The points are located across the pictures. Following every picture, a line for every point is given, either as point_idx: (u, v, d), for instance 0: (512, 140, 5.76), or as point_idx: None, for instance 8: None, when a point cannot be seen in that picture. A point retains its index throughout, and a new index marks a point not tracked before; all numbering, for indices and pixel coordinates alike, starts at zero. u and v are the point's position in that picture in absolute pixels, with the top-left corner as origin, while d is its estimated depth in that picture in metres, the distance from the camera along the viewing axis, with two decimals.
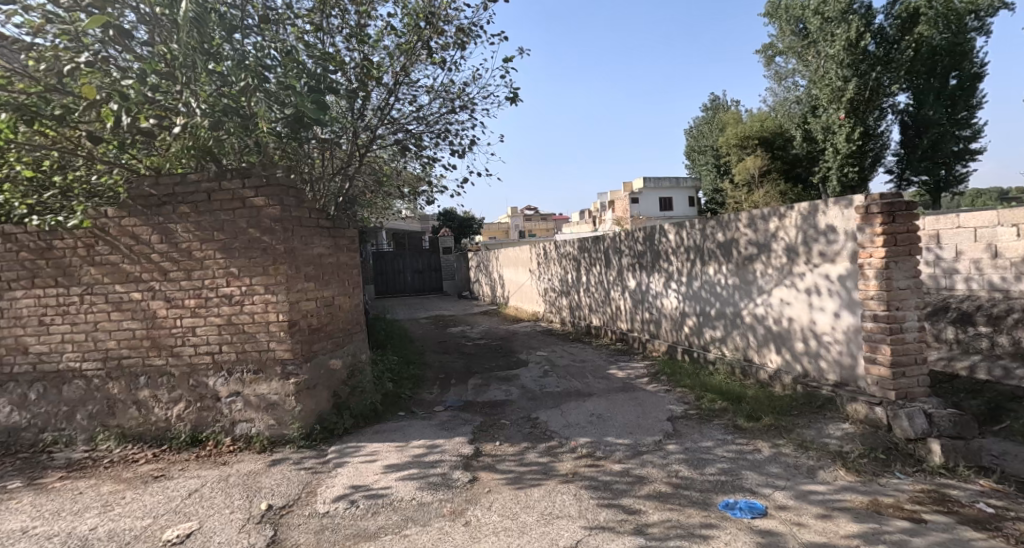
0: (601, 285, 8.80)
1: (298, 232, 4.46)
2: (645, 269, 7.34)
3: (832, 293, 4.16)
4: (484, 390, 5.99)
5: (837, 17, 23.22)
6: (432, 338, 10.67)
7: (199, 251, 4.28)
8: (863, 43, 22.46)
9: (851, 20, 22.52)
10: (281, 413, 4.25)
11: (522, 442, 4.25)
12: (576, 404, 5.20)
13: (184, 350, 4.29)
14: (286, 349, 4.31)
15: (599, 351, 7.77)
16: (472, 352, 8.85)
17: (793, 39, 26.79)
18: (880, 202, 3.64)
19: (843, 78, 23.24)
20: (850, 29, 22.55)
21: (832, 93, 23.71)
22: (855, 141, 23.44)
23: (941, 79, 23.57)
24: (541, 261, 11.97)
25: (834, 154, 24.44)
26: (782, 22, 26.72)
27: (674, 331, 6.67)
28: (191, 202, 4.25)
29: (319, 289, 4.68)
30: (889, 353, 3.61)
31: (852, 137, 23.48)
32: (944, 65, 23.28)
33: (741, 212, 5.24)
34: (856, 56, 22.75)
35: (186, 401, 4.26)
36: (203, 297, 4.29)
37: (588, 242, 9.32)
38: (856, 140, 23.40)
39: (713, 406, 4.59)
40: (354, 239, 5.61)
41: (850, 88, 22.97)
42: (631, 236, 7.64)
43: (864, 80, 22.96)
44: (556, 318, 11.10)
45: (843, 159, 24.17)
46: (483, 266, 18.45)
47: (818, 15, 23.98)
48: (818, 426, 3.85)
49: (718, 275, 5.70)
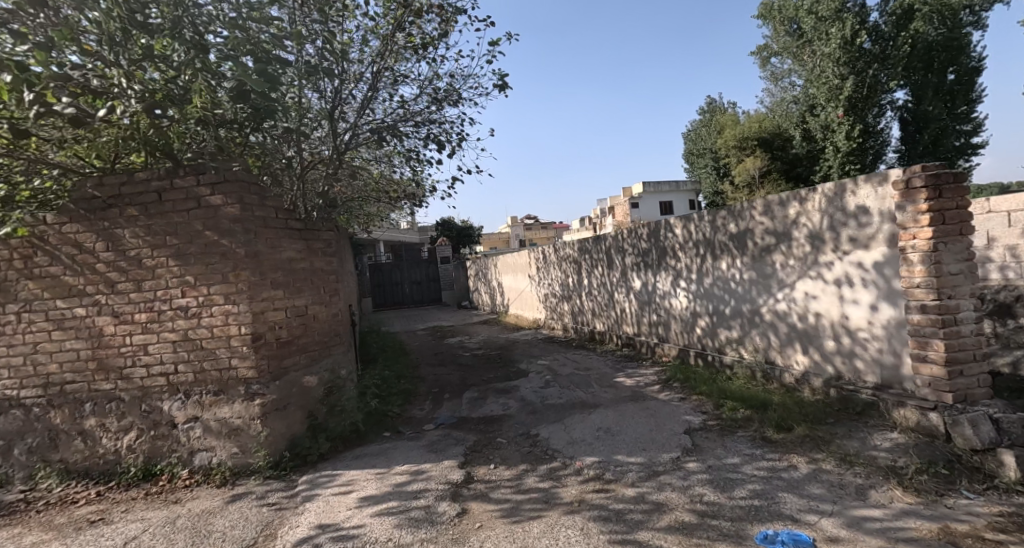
0: (603, 288, 8.31)
1: (263, 234, 3.99)
2: (651, 268, 6.84)
3: (867, 284, 3.65)
4: (479, 405, 5.46)
5: (831, 16, 22.88)
6: (427, 350, 10.16)
7: (150, 258, 3.81)
8: (859, 41, 22.13)
9: (845, 17, 22.27)
10: (245, 440, 3.75)
11: (520, 464, 3.72)
12: (581, 417, 4.67)
13: (135, 372, 3.81)
14: (250, 366, 3.82)
15: (605, 358, 7.24)
16: (468, 363, 8.33)
17: (787, 39, 26.55)
18: (924, 174, 3.14)
19: (841, 76, 22.90)
20: (844, 26, 22.28)
21: (829, 91, 23.39)
22: (855, 139, 22.98)
23: (939, 74, 23.21)
24: (540, 266, 11.50)
25: (834, 152, 23.99)
26: (777, 23, 26.51)
27: (685, 334, 6.15)
28: (140, 204, 3.79)
29: (289, 298, 4.19)
30: (942, 349, 3.10)
31: (852, 135, 23.03)
32: (942, 60, 22.94)
33: (755, 199, 4.76)
34: (852, 54, 22.42)
35: (137, 430, 3.77)
36: (155, 311, 3.81)
37: (588, 243, 8.84)
38: (856, 137, 22.96)
39: (735, 416, 4.06)
40: (332, 243, 5.15)
41: (848, 85, 22.59)
42: (633, 233, 7.16)
43: (860, 77, 22.67)
44: (558, 324, 10.58)
45: (843, 157, 23.73)
46: (482, 275, 17.98)
47: (812, 14, 23.68)
48: (861, 436, 3.32)
49: (731, 269, 5.19)
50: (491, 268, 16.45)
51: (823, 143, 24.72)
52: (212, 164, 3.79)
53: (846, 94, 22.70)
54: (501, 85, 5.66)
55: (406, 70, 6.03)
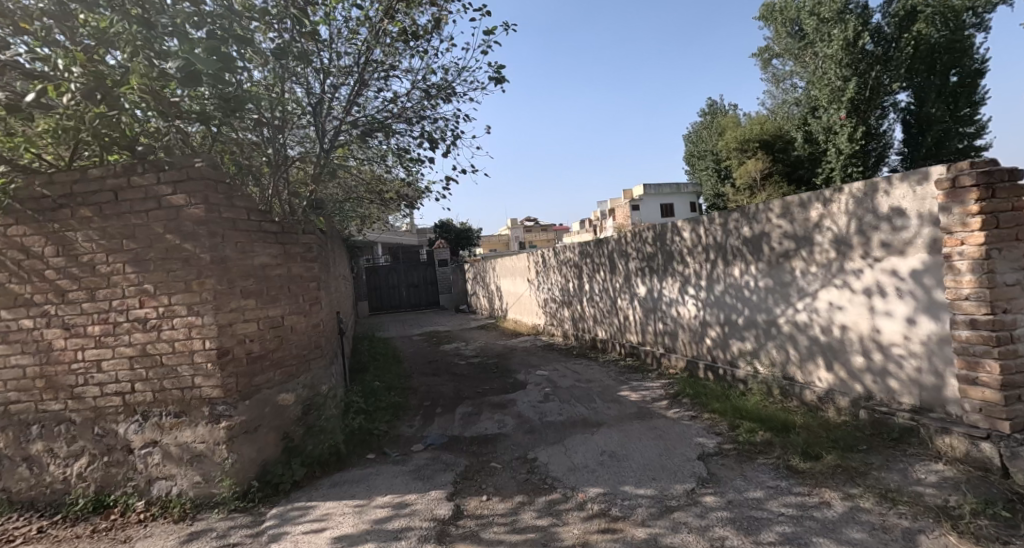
0: (606, 294, 7.93)
1: (232, 238, 3.61)
2: (656, 274, 6.46)
3: (903, 295, 3.27)
4: (473, 422, 5.07)
5: (834, 17, 22.55)
6: (422, 357, 9.77)
7: (104, 264, 3.43)
8: (862, 43, 21.83)
9: (847, 19, 21.98)
10: (208, 467, 3.37)
11: (516, 495, 3.34)
12: (583, 438, 4.28)
13: (87, 392, 3.42)
14: (215, 385, 3.44)
15: (608, 369, 6.86)
16: (464, 372, 7.94)
17: (788, 41, 26.25)
18: (974, 171, 2.76)
19: (843, 78, 22.56)
20: (847, 28, 21.99)
21: (832, 93, 23.09)
22: (858, 140, 22.58)
23: (941, 77, 22.85)
24: (539, 270, 11.12)
25: (837, 154, 23.61)
26: (779, 25, 26.22)
27: (693, 344, 5.77)
28: (93, 204, 3.42)
29: (262, 308, 3.81)
30: (997, 371, 2.71)
31: (855, 137, 22.64)
32: (944, 62, 22.61)
33: (772, 200, 4.38)
34: (854, 56, 22.10)
35: (89, 456, 3.39)
36: (111, 323, 3.43)
37: (589, 247, 8.46)
38: (859, 139, 22.58)
39: (753, 440, 3.68)
40: (314, 247, 4.77)
41: (850, 87, 22.25)
42: (638, 236, 6.78)
43: (864, 79, 22.35)
44: (558, 331, 10.19)
45: (846, 159, 23.38)
46: (480, 279, 17.61)
47: (815, 16, 23.36)
48: (900, 468, 2.93)
49: (744, 276, 4.81)
50: (489, 271, 16.08)
51: (825, 144, 24.29)
52: (174, 159, 3.41)
53: (849, 97, 22.37)
54: (498, 79, 5.31)
55: (398, 62, 5.74)
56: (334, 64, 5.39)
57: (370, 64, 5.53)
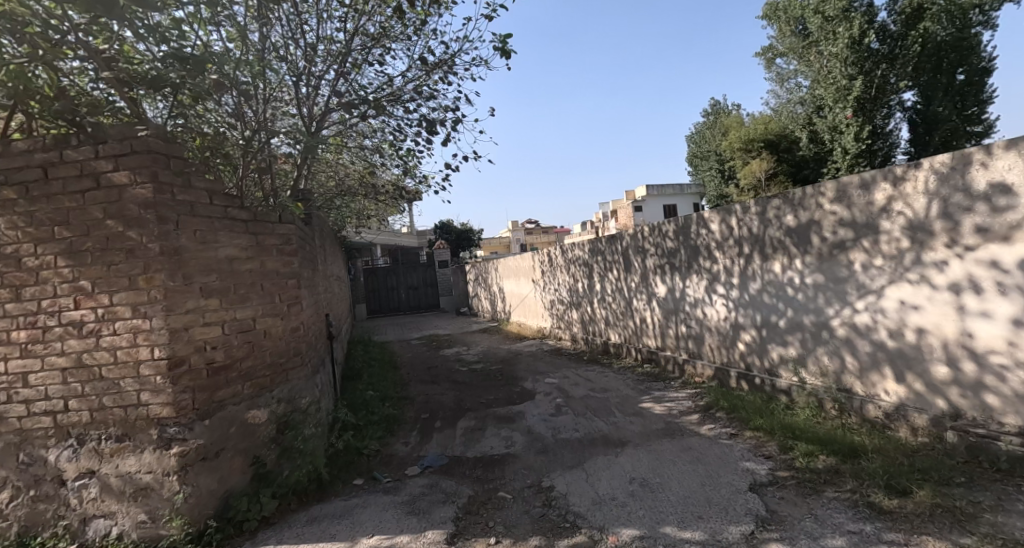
0: (620, 294, 7.34)
1: (189, 225, 3.00)
2: (678, 272, 5.87)
3: (1008, 292, 2.70)
4: (477, 439, 4.47)
5: (838, 15, 21.78)
6: (421, 363, 9.18)
7: (32, 257, 2.83)
8: (867, 41, 21.16)
9: (852, 17, 21.26)
10: (157, 503, 2.77)
11: (531, 538, 2.72)
12: (606, 460, 3.67)
13: (9, 412, 2.82)
14: (165, 403, 2.82)
15: (624, 376, 6.27)
16: (466, 380, 7.35)
17: (793, 41, 25.65)
18: None
19: (849, 76, 21.90)
20: (852, 26, 21.21)
21: (838, 92, 22.45)
22: (864, 140, 21.95)
23: (948, 75, 22.21)
24: (545, 269, 10.53)
25: (843, 154, 22.96)
26: (782, 24, 25.62)
27: (723, 350, 5.18)
28: (19, 184, 2.82)
29: (227, 309, 3.20)
30: None
31: (861, 136, 22.01)
32: (951, 61, 22.02)
33: (823, 183, 3.78)
34: (860, 54, 21.47)
35: (12, 490, 2.79)
36: (40, 327, 2.83)
37: (601, 244, 7.86)
38: (866, 139, 21.94)
39: (814, 466, 3.07)
40: (297, 240, 4.17)
41: (857, 86, 21.59)
42: (657, 230, 6.20)
43: (869, 79, 21.73)
44: (566, 334, 9.59)
45: (852, 159, 22.79)
46: (482, 280, 17.04)
47: (818, 14, 22.59)
48: (1021, 510, 2.31)
49: (787, 272, 4.21)
50: (492, 272, 15.51)
51: (830, 144, 23.64)
52: (112, 128, 2.81)
53: (855, 96, 21.72)
54: (502, 51, 4.70)
55: (394, 36, 5.20)
56: (321, 37, 4.99)
57: (360, 39, 5.07)
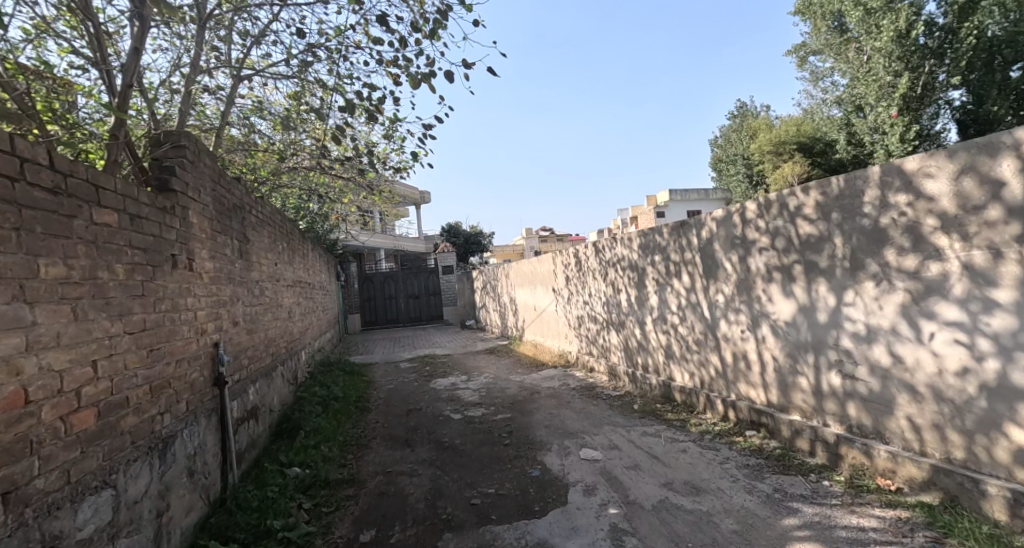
0: (697, 312, 4.81)
1: None
2: (826, 279, 3.34)
3: None
4: None
5: (882, 7, 17.15)
6: (401, 403, 6.72)
7: None
8: (915, 33, 16.45)
9: (898, 7, 16.56)
10: None
11: None
12: None
13: None
14: None
15: (717, 457, 3.70)
16: (455, 442, 4.85)
17: (827, 37, 22.02)
18: None
19: (894, 73, 17.37)
20: (898, 18, 16.64)
21: (880, 90, 17.90)
22: (912, 141, 17.36)
23: (1000, 72, 16.88)
24: (570, 276, 8.05)
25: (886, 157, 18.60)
26: (814, 18, 22.47)
27: (949, 435, 2.63)
28: None
29: None
30: None
31: (908, 137, 17.38)
32: (1004, 59, 16.67)
33: None
34: (906, 49, 16.80)
35: None
36: None
37: (659, 238, 5.33)
38: (914, 140, 17.39)
39: None
40: (14, 187, 1.74)
41: (903, 82, 16.97)
42: (776, 208, 3.68)
43: (915, 75, 17.06)
44: (599, 364, 7.06)
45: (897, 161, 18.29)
46: (490, 290, 14.61)
47: (861, 6, 17.90)
48: None
49: None
50: (501, 281, 13.10)
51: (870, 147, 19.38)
52: None
53: (900, 94, 17.18)
54: None
55: None
56: None
57: None
